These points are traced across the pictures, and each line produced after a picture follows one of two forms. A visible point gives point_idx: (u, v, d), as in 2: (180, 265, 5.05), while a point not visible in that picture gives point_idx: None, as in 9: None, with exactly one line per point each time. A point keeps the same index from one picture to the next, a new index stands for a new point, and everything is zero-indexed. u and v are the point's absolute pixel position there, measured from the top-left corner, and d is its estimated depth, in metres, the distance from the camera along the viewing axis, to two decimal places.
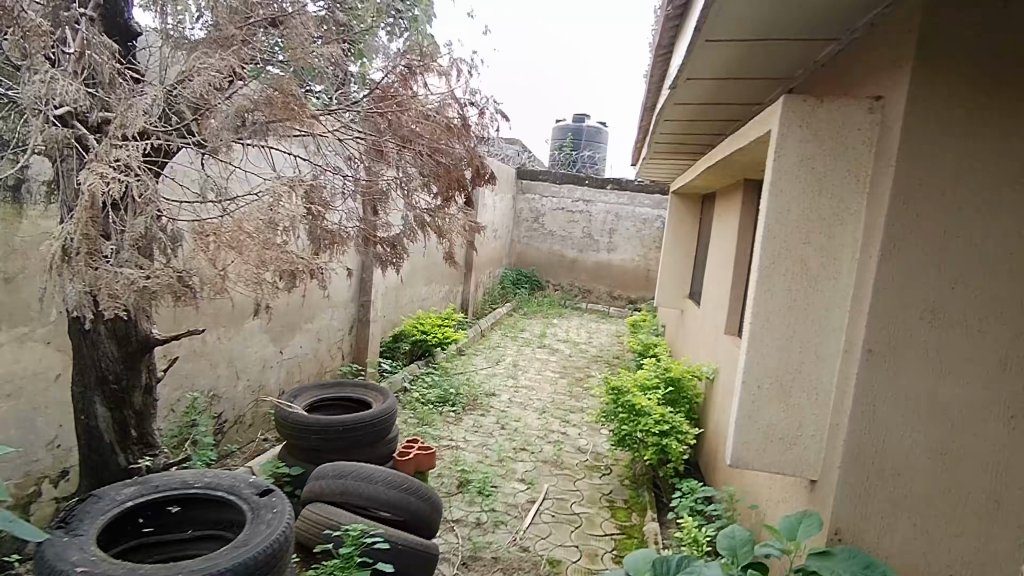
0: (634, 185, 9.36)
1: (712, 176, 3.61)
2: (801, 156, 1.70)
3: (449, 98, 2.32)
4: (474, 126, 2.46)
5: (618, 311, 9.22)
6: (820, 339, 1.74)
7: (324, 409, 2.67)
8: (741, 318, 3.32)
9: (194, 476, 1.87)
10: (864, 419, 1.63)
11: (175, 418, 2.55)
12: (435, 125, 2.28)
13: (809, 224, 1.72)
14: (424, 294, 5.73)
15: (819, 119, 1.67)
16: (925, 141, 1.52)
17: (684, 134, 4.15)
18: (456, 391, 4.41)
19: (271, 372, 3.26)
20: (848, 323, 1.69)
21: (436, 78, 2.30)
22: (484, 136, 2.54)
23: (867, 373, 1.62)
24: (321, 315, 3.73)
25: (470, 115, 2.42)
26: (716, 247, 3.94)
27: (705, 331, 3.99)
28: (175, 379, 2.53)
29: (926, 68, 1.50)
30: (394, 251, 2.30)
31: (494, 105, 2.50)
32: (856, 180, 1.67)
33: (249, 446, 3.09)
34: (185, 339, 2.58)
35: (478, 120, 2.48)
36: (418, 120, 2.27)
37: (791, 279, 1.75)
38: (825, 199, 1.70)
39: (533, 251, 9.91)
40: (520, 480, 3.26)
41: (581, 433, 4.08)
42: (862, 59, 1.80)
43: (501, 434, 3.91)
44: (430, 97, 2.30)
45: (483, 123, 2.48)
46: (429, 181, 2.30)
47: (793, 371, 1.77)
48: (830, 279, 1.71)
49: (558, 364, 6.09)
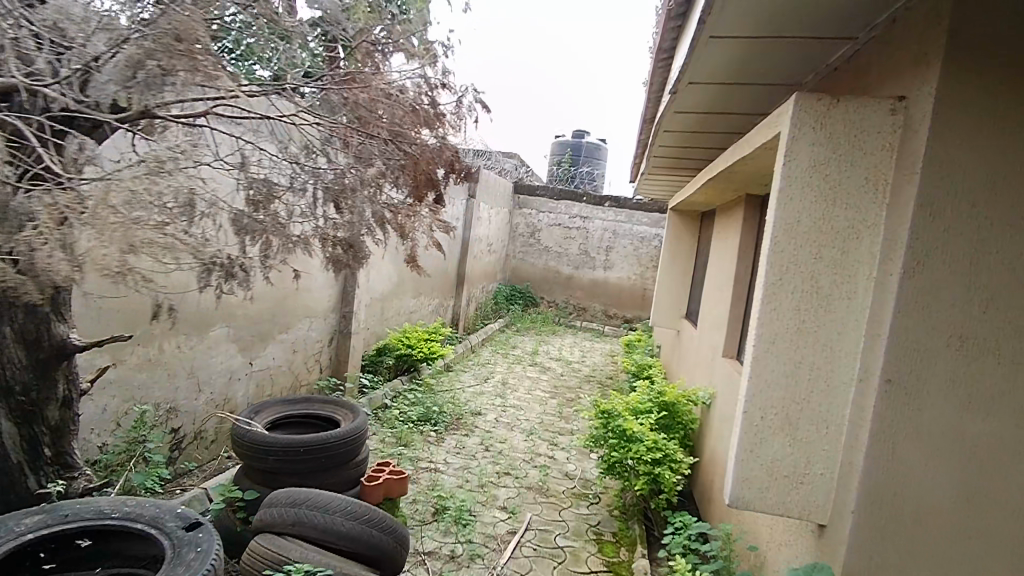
0: (632, 203, 9.23)
1: (713, 191, 3.44)
2: (813, 161, 1.52)
3: (419, 80, 2.13)
4: (449, 116, 2.24)
5: (614, 330, 9.03)
6: (832, 366, 1.55)
7: (287, 426, 2.46)
8: (741, 339, 3.14)
9: (118, 503, 1.76)
10: (882, 460, 1.43)
11: (122, 434, 2.34)
12: (400, 108, 2.09)
13: (821, 237, 1.54)
14: (412, 306, 5.53)
15: (833, 120, 1.50)
16: (956, 144, 1.34)
17: (683, 148, 4.00)
18: (441, 410, 4.21)
19: (238, 385, 3.06)
20: (864, 348, 1.50)
21: (404, 57, 2.10)
22: (460, 128, 2.31)
23: (885, 406, 1.42)
24: (296, 325, 3.53)
25: (444, 102, 2.21)
26: (715, 264, 3.77)
27: (702, 353, 3.79)
28: (123, 391, 2.33)
29: (956, 64, 1.33)
30: (351, 252, 2.14)
31: (473, 95, 2.27)
32: (874, 189, 1.49)
33: (210, 464, 2.88)
34: (138, 348, 2.38)
35: (454, 109, 2.26)
36: (380, 98, 2.08)
37: (800, 298, 1.56)
38: (839, 209, 1.52)
39: (528, 266, 9.75)
40: (501, 508, 3.04)
41: (570, 458, 3.86)
42: (881, 59, 1.64)
43: (484, 456, 3.69)
44: (398, 76, 2.10)
45: (460, 113, 2.26)
46: (392, 174, 2.13)
47: (800, 401, 1.57)
48: (844, 299, 1.53)
49: (549, 382, 5.88)
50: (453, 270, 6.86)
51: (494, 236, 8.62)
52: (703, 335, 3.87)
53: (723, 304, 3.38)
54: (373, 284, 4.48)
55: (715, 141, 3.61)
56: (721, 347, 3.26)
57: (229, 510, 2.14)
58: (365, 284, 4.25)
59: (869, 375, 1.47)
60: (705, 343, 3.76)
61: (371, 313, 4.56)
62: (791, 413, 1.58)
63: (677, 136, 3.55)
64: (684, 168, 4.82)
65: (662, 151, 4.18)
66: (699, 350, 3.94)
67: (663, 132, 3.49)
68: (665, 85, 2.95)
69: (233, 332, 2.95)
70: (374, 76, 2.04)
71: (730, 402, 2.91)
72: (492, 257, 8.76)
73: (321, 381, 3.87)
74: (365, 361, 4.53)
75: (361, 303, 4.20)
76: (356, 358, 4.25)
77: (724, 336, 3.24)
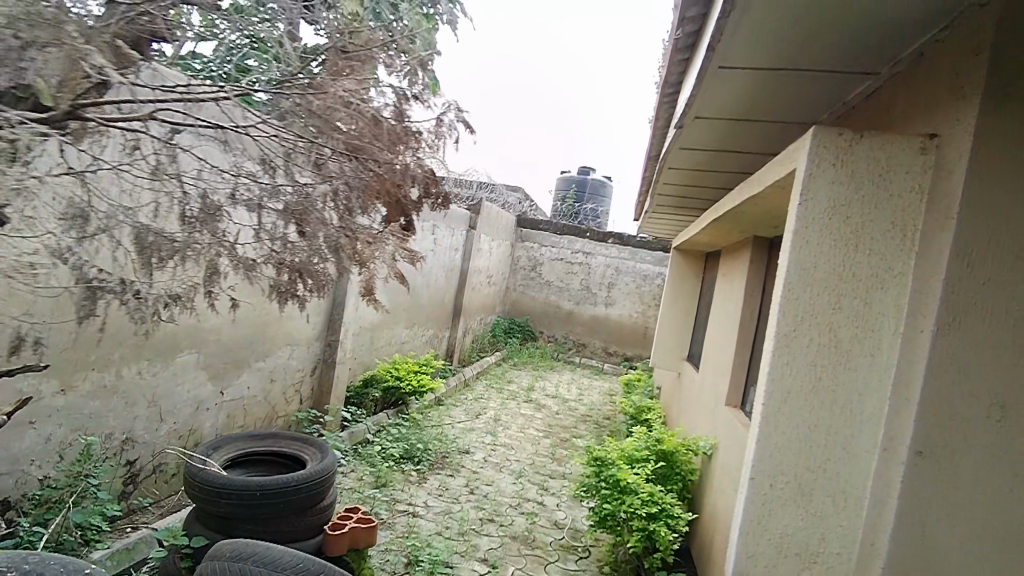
0: (636, 240, 9.11)
1: (718, 231, 3.29)
2: (832, 201, 1.36)
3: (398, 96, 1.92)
4: (427, 137, 2.02)
5: (613, 368, 8.78)
6: (852, 431, 1.35)
7: (248, 464, 2.27)
8: (745, 386, 2.93)
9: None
10: (911, 547, 1.22)
11: (64, 468, 2.13)
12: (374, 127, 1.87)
13: (841, 284, 1.36)
14: (404, 337, 5.34)
15: (855, 156, 1.34)
16: (998, 185, 1.17)
17: (688, 187, 3.87)
18: (425, 447, 3.91)
19: (205, 415, 2.86)
20: (889, 413, 1.31)
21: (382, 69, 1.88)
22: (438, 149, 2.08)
23: (914, 480, 1.23)
24: (275, 353, 3.34)
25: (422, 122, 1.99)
26: (719, 307, 3.59)
27: (703, 400, 3.59)
28: (68, 419, 2.14)
29: (998, 96, 1.18)
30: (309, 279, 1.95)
31: (455, 113, 2.06)
32: (901, 234, 1.33)
33: (169, 500, 2.66)
34: (90, 373, 2.20)
35: (432, 129, 2.04)
36: (338, 107, 1.83)
37: (816, 352, 1.37)
38: (861, 255, 1.35)
39: (528, 300, 9.58)
40: (481, 561, 2.72)
41: (559, 504, 3.52)
42: (907, 94, 1.49)
43: (468, 500, 3.37)
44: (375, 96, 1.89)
45: (438, 133, 2.04)
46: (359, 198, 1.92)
47: (816, 470, 1.37)
48: (866, 356, 1.35)
49: (544, 421, 5.64)
50: (450, 300, 6.69)
51: (495, 267, 8.48)
52: (705, 380, 3.66)
53: (726, 348, 3.19)
54: (362, 312, 4.31)
55: (720, 180, 3.47)
56: (725, 394, 3.06)
57: (174, 558, 1.91)
58: (354, 312, 4.08)
59: (897, 444, 1.28)
60: (706, 389, 3.55)
61: (359, 343, 4.37)
62: (805, 483, 1.38)
63: (681, 174, 3.42)
64: (688, 208, 4.70)
65: (666, 189, 4.05)
66: (700, 396, 3.73)
67: (667, 170, 3.36)
68: (669, 119, 2.83)
69: (203, 359, 2.77)
70: (334, 82, 1.81)
71: (733, 456, 2.69)
72: (492, 289, 8.60)
73: (299, 412, 3.65)
74: (350, 392, 4.31)
75: (347, 332, 4.02)
76: (340, 390, 4.05)
77: (727, 383, 3.04)
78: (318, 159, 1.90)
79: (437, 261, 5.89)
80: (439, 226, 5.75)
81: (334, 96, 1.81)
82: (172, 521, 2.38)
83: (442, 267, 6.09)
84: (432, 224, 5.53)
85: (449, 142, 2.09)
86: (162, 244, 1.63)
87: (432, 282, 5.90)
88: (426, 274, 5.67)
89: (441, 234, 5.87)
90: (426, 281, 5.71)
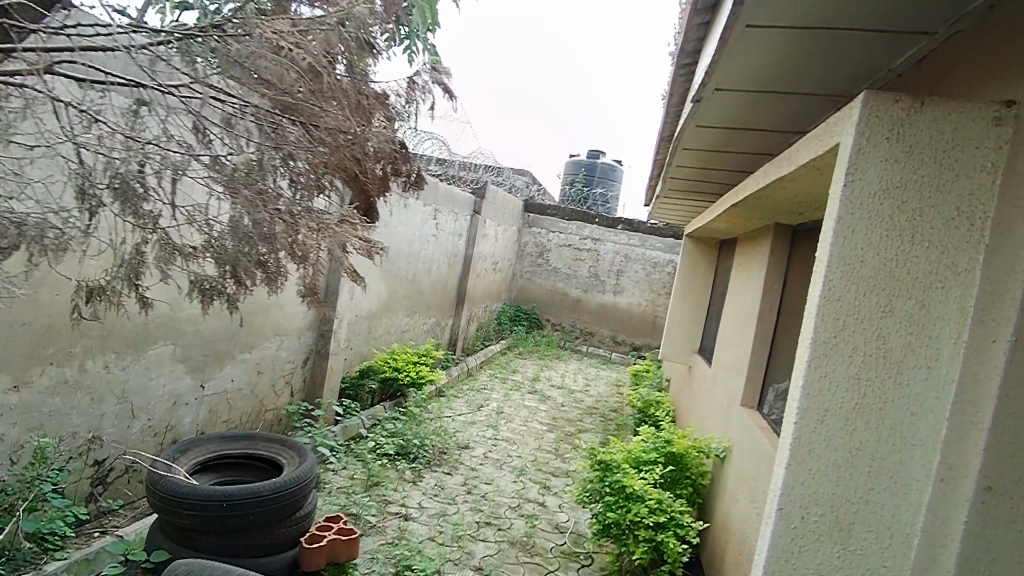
0: (646, 226, 8.85)
1: (736, 218, 3.05)
2: (886, 183, 1.12)
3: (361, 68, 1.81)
4: (398, 101, 1.95)
5: (621, 358, 8.57)
6: (901, 457, 1.14)
7: (221, 468, 2.10)
8: (762, 386, 2.73)
9: None
10: None
11: (15, 473, 1.96)
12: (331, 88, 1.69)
13: (891, 283, 1.13)
14: (404, 326, 5.15)
15: (912, 127, 1.11)
16: None
17: (703, 171, 3.62)
18: (421, 443, 3.71)
19: (183, 410, 2.69)
20: (951, 437, 1.09)
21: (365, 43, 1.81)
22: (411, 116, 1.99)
23: (979, 522, 1.01)
24: (261, 344, 3.16)
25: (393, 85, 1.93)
26: (734, 299, 3.37)
27: (714, 397, 3.39)
28: (24, 418, 1.98)
29: None
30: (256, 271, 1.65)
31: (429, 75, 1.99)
32: (965, 224, 1.10)
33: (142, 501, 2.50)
34: (48, 368, 2.03)
35: (406, 91, 1.96)
36: (264, 51, 1.58)
37: (862, 364, 1.15)
38: (917, 248, 1.12)
39: (535, 287, 9.36)
40: (475, 570, 2.53)
41: (562, 505, 3.34)
42: (974, 57, 1.25)
43: (465, 501, 3.19)
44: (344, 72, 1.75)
45: (413, 96, 1.97)
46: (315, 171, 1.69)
47: (856, 501, 1.16)
48: (921, 368, 1.12)
49: (548, 414, 5.45)
50: (453, 287, 6.49)
51: (500, 254, 8.26)
52: (717, 375, 3.45)
53: (742, 342, 2.97)
54: (358, 300, 4.11)
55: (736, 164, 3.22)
56: (739, 392, 2.85)
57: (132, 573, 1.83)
58: (348, 300, 3.88)
59: (959, 474, 1.07)
60: (719, 386, 3.35)
61: (355, 332, 4.18)
62: (845, 517, 1.17)
63: (695, 156, 3.17)
64: (704, 193, 4.43)
65: (681, 173, 3.79)
66: (711, 393, 3.52)
67: (680, 152, 3.10)
68: (684, 95, 2.59)
69: (180, 350, 2.60)
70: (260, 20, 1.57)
71: (747, 461, 2.48)
72: (498, 276, 8.39)
73: (290, 405, 3.48)
74: (346, 383, 4.12)
75: (341, 322, 3.82)
76: (334, 381, 3.87)
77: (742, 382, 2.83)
78: (266, 125, 1.64)
79: (439, 247, 5.68)
80: (441, 210, 5.53)
81: (260, 37, 1.57)
82: (141, 527, 2.22)
83: (444, 253, 5.88)
84: (433, 208, 5.31)
85: (421, 109, 2.02)
86: (5, 229, 1.28)
87: (434, 269, 5.70)
88: (427, 260, 5.46)
89: (444, 219, 5.65)
90: (428, 267, 5.51)
